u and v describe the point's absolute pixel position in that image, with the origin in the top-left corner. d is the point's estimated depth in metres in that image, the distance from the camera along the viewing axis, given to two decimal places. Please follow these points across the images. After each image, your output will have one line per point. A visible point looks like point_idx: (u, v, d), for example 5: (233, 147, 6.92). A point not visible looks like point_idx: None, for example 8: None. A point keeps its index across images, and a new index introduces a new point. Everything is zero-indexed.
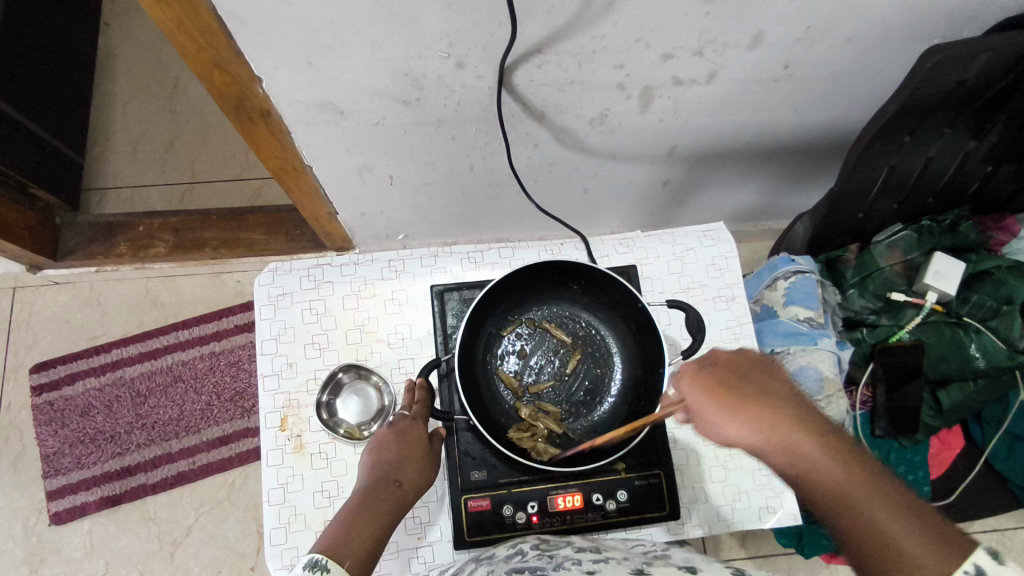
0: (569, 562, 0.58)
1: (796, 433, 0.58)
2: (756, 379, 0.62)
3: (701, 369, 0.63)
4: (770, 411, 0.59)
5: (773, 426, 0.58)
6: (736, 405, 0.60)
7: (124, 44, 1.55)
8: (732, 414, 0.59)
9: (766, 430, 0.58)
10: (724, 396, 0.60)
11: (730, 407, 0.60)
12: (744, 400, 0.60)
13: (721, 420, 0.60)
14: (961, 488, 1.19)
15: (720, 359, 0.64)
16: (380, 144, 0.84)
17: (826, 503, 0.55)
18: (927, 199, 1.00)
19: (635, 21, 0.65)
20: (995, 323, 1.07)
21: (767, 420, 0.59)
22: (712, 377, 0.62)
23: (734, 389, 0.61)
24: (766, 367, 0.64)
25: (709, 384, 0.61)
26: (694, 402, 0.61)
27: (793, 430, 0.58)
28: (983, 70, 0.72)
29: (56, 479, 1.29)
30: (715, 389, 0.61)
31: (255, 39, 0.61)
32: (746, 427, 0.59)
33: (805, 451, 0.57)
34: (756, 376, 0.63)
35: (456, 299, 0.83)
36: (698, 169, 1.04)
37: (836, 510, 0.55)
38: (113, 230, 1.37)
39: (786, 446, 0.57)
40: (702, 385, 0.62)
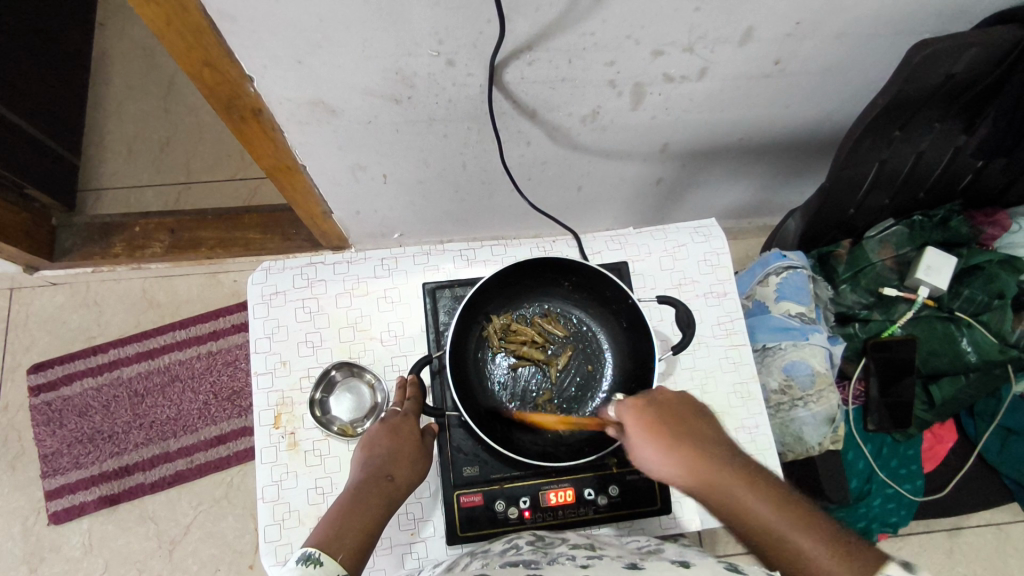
0: (563, 557, 0.59)
1: (725, 474, 0.58)
2: (686, 420, 0.63)
3: (643, 405, 0.63)
4: (700, 451, 0.60)
5: (699, 469, 0.59)
6: (672, 446, 0.60)
7: (119, 45, 1.56)
8: (669, 454, 0.60)
9: (702, 470, 0.58)
10: (661, 437, 0.61)
11: (664, 447, 0.60)
12: (680, 440, 0.61)
13: (657, 460, 0.61)
14: (955, 482, 1.19)
15: (660, 395, 0.65)
16: (373, 142, 0.84)
17: (762, 543, 0.54)
18: (919, 194, 1.00)
19: (625, 18, 0.65)
20: (986, 318, 1.08)
21: (699, 462, 0.59)
22: (649, 414, 0.63)
23: (670, 428, 0.62)
24: (698, 408, 0.65)
25: (648, 421, 0.62)
26: (634, 439, 0.62)
27: (721, 470, 0.58)
28: (971, 65, 0.72)
29: (55, 478, 1.29)
30: (653, 426, 0.62)
31: (245, 37, 0.61)
32: (681, 468, 0.59)
33: (737, 490, 0.57)
34: (685, 415, 0.63)
35: (448, 296, 0.84)
36: (690, 166, 1.04)
37: (772, 547, 0.54)
38: (109, 231, 1.37)
39: (717, 487, 0.57)
40: (641, 422, 0.62)
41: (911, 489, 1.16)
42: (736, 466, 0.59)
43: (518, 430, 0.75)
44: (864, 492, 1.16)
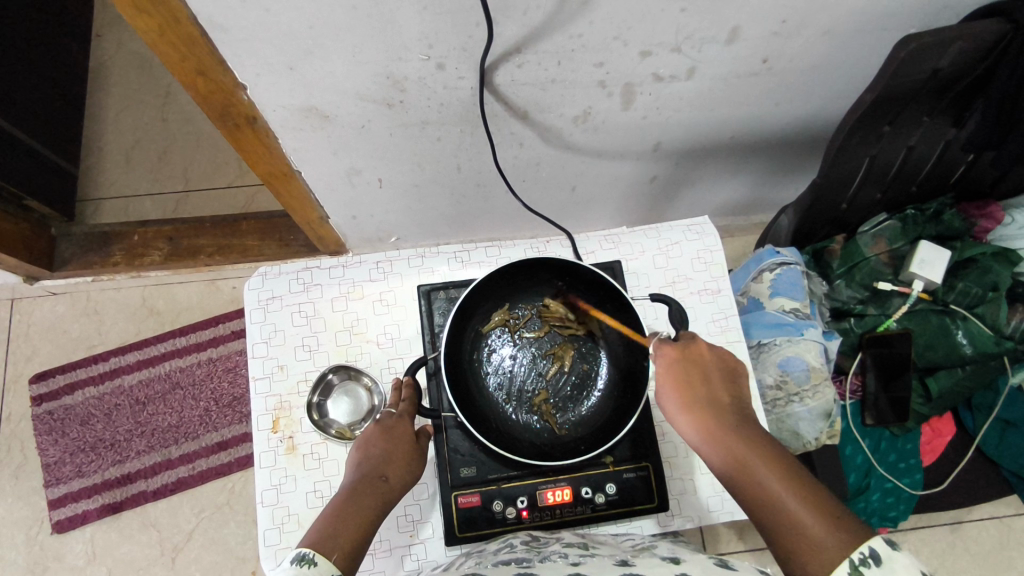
0: (555, 555, 0.59)
1: (733, 431, 0.60)
2: (715, 379, 0.65)
3: (673, 357, 0.66)
4: (718, 409, 0.62)
5: (707, 417, 0.61)
6: (689, 399, 0.63)
7: (116, 56, 1.57)
8: (684, 406, 0.63)
9: (712, 425, 0.61)
10: (681, 389, 0.64)
11: (684, 400, 0.63)
12: (700, 396, 0.63)
13: (674, 411, 0.64)
14: (954, 475, 1.20)
15: (698, 348, 0.67)
16: (367, 147, 0.85)
17: (748, 495, 0.56)
18: (911, 188, 1.01)
19: (612, 19, 0.66)
20: (981, 310, 1.08)
21: (709, 414, 0.61)
22: (680, 368, 0.65)
23: (697, 384, 0.64)
24: (731, 364, 0.67)
25: (674, 373, 0.65)
26: (659, 389, 0.66)
27: (731, 427, 0.60)
28: (957, 59, 0.73)
29: (58, 487, 1.30)
30: (677, 380, 0.65)
31: (236, 46, 0.62)
32: (692, 421, 0.62)
33: (740, 445, 0.58)
34: (721, 377, 0.65)
35: (442, 298, 0.83)
36: (683, 164, 1.05)
37: (756, 498, 0.55)
38: (109, 240, 1.38)
39: (721, 440, 0.59)
40: (667, 375, 0.65)
41: (910, 484, 1.17)
42: (751, 428, 0.60)
43: (513, 430, 0.75)
44: (863, 487, 1.16)
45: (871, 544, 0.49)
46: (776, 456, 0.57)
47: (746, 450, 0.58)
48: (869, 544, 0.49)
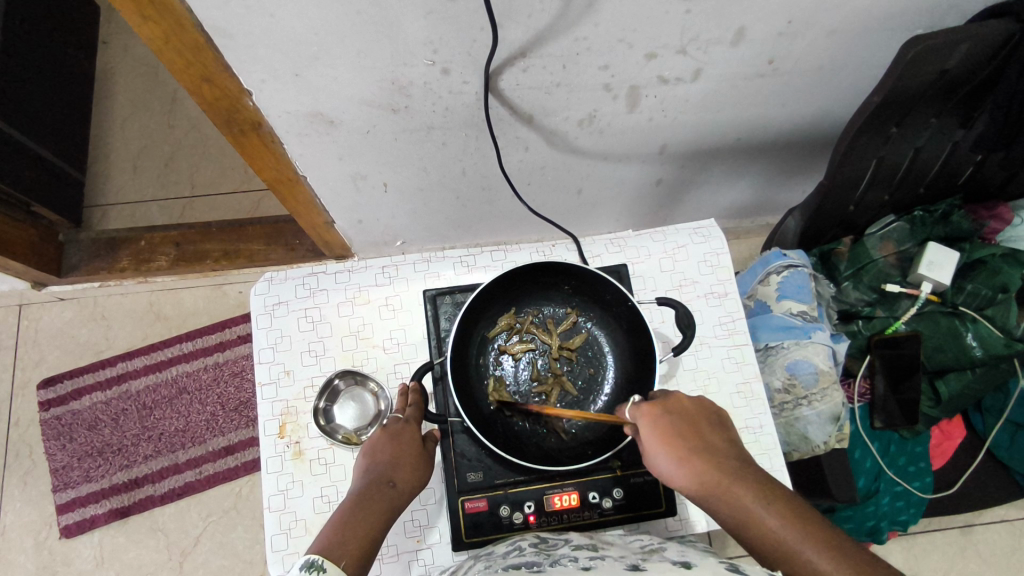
0: (565, 559, 0.59)
1: (733, 484, 0.58)
2: (706, 432, 0.63)
3: (657, 415, 0.64)
4: (716, 461, 0.60)
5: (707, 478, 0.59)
6: (685, 455, 0.61)
7: (122, 62, 1.58)
8: (679, 465, 0.61)
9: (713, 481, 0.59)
10: (673, 446, 0.62)
11: (677, 458, 0.61)
12: (695, 450, 0.61)
13: (672, 472, 0.61)
14: (964, 479, 1.18)
15: (678, 401, 0.66)
16: (372, 152, 0.85)
17: (771, 556, 0.53)
18: (919, 189, 1.00)
19: (617, 22, 0.66)
20: (991, 313, 1.06)
21: (708, 471, 0.59)
22: (667, 424, 0.63)
23: (689, 438, 0.62)
24: (710, 411, 0.66)
25: (663, 432, 0.63)
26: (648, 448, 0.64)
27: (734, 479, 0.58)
28: (966, 58, 0.72)
29: (66, 492, 1.30)
30: (668, 435, 0.62)
31: (242, 53, 0.62)
32: (694, 482, 0.59)
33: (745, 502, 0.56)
34: (709, 428, 0.64)
35: (448, 302, 0.84)
36: (689, 167, 1.05)
37: (778, 555, 0.53)
38: (115, 245, 1.39)
39: (729, 499, 0.57)
40: (652, 433, 0.63)
41: (920, 487, 1.16)
42: (748, 476, 0.58)
43: (519, 435, 0.76)
44: (872, 491, 1.15)
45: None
46: (786, 507, 0.55)
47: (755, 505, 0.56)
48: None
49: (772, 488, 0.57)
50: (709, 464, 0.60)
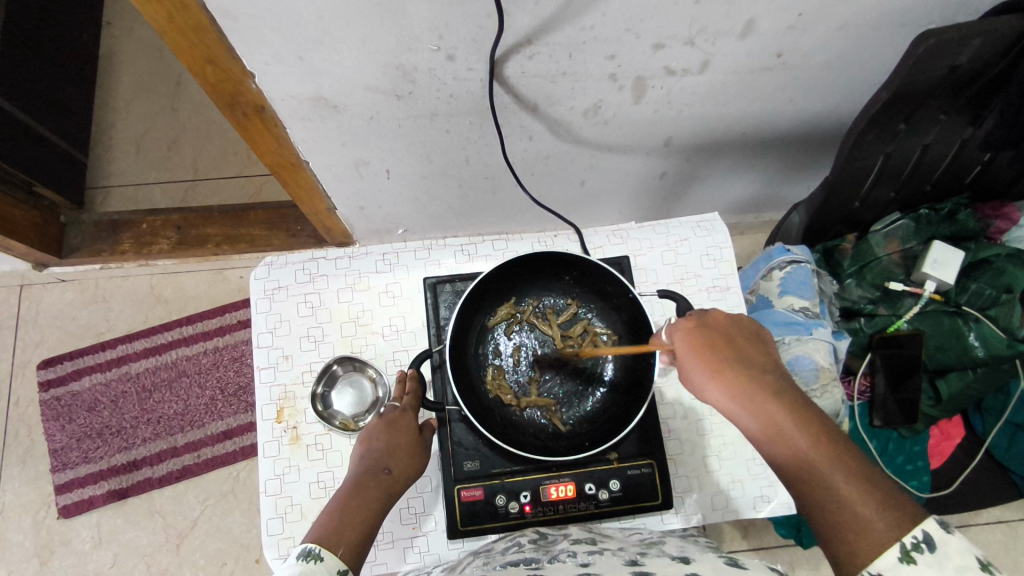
0: (564, 555, 0.59)
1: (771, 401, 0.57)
2: (744, 346, 0.62)
3: (694, 329, 0.63)
4: (754, 376, 0.59)
5: (748, 394, 0.58)
6: (720, 369, 0.60)
7: (126, 43, 1.57)
8: (714, 376, 0.60)
9: (748, 394, 0.58)
10: (709, 360, 0.61)
11: (712, 370, 0.60)
12: (730, 363, 0.60)
13: (704, 384, 0.60)
14: (961, 479, 1.18)
15: (714, 318, 0.64)
16: (376, 137, 0.84)
17: (794, 473, 0.54)
18: (925, 186, 0.99)
19: (624, 11, 0.65)
20: (994, 312, 1.06)
21: (745, 386, 0.58)
22: (702, 339, 0.62)
23: (725, 353, 0.61)
24: (749, 325, 0.64)
25: (699, 346, 0.62)
26: (682, 358, 0.63)
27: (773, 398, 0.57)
28: (977, 55, 0.71)
29: (65, 473, 1.31)
30: (701, 348, 0.62)
31: (245, 34, 0.61)
32: (728, 394, 0.59)
33: (784, 422, 0.56)
34: (747, 342, 0.62)
35: (449, 291, 0.82)
36: (695, 160, 1.04)
37: (800, 474, 0.54)
38: (117, 227, 1.39)
39: (766, 417, 0.57)
40: (692, 347, 0.62)
41: (917, 486, 1.16)
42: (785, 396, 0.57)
43: (517, 424, 0.75)
44: None
45: (923, 526, 0.48)
46: (819, 428, 0.55)
47: (791, 425, 0.55)
48: (921, 527, 0.48)
49: (811, 410, 0.56)
50: (751, 380, 0.59)
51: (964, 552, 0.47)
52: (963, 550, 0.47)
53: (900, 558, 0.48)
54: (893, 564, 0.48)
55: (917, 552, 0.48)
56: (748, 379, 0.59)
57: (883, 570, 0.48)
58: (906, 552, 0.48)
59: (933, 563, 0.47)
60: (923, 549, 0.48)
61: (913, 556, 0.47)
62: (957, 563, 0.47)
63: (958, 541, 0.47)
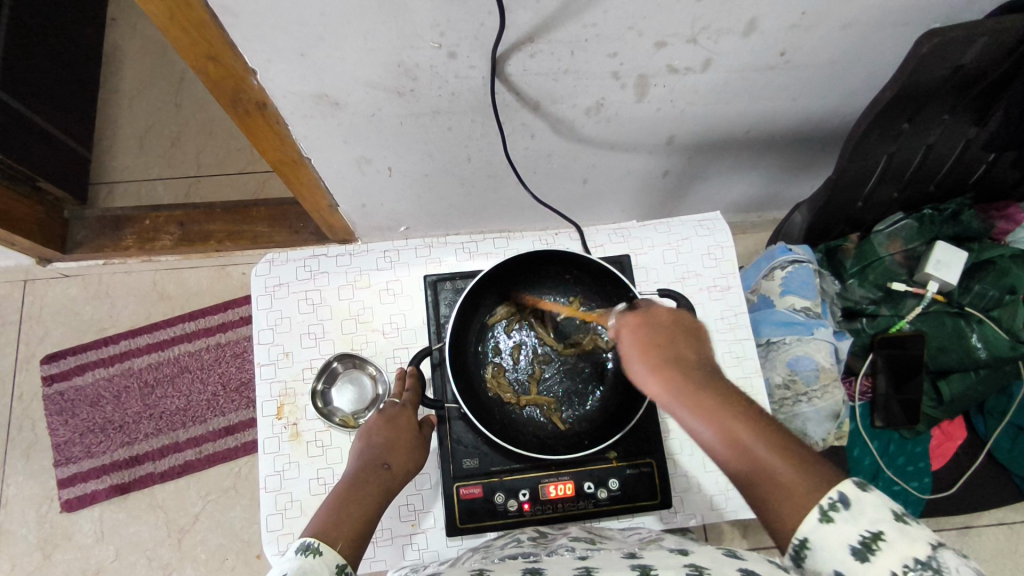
0: (562, 549, 0.60)
1: (707, 393, 0.56)
2: (681, 342, 0.61)
3: (639, 326, 0.62)
4: (690, 372, 0.58)
5: (684, 388, 0.56)
6: (659, 363, 0.59)
7: (130, 40, 1.57)
8: (653, 370, 0.58)
9: (685, 387, 0.56)
10: (649, 355, 0.59)
11: (653, 364, 0.59)
12: (668, 359, 0.59)
13: (646, 378, 0.59)
14: (962, 480, 1.18)
15: (658, 314, 0.63)
16: (377, 135, 0.84)
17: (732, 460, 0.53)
18: (929, 187, 0.99)
19: (626, 9, 0.65)
20: (997, 313, 1.06)
21: (682, 380, 0.57)
22: (646, 335, 0.61)
23: (665, 348, 0.60)
24: (689, 324, 0.63)
25: (641, 341, 0.61)
26: (627, 353, 0.62)
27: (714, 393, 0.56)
28: (982, 55, 0.70)
29: (67, 467, 1.31)
30: (644, 343, 0.61)
31: (246, 31, 0.61)
32: (667, 388, 0.57)
33: (720, 412, 0.54)
34: (685, 340, 0.61)
35: (449, 289, 0.82)
36: (697, 159, 1.04)
37: (742, 465, 0.52)
38: (121, 223, 1.39)
39: (708, 411, 0.54)
40: (635, 341, 0.61)
41: (917, 487, 1.16)
42: (721, 387, 0.56)
43: (517, 423, 0.75)
44: None
45: (840, 487, 0.49)
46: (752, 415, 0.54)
47: (732, 418, 0.54)
48: (840, 489, 0.49)
49: (748, 402, 0.55)
50: (688, 374, 0.57)
51: (878, 506, 0.48)
52: (877, 504, 0.48)
53: (819, 519, 0.48)
54: (814, 526, 0.48)
55: (834, 510, 0.48)
56: (686, 372, 0.57)
57: (807, 533, 0.49)
58: (824, 513, 0.48)
59: (849, 520, 0.47)
60: (839, 507, 0.48)
61: (831, 515, 0.48)
62: (872, 517, 0.47)
63: (872, 497, 0.48)
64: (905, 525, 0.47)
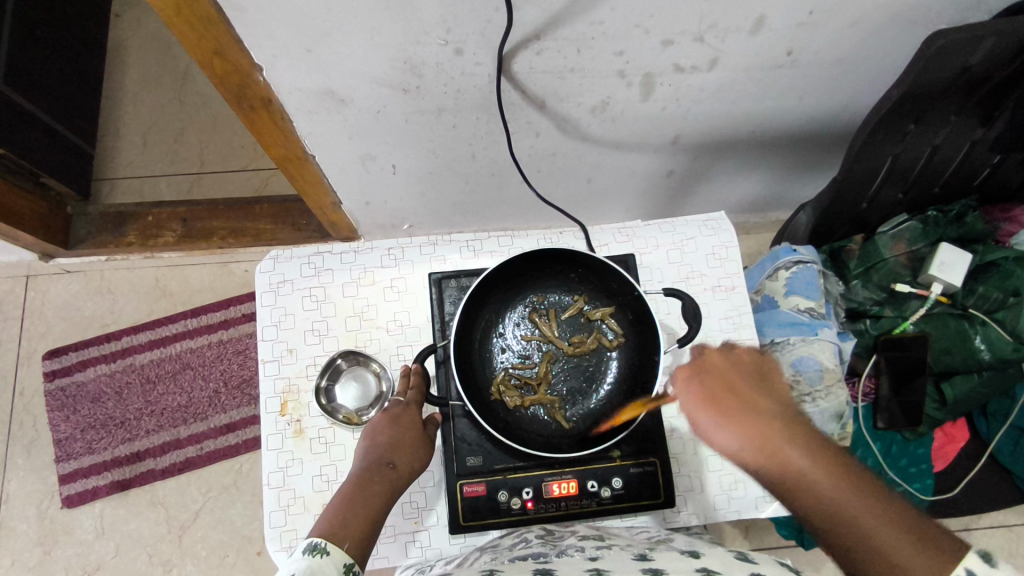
0: (572, 549, 0.60)
1: (785, 446, 0.57)
2: (747, 389, 0.62)
3: (696, 376, 0.64)
4: (762, 420, 0.59)
5: (758, 440, 0.58)
6: (728, 416, 0.60)
7: (134, 37, 1.57)
8: (723, 424, 0.60)
9: (758, 440, 0.58)
10: (715, 407, 0.61)
11: (721, 418, 0.60)
12: (737, 410, 0.60)
13: (715, 432, 0.60)
14: (964, 482, 1.18)
15: (713, 360, 0.65)
16: (382, 132, 0.84)
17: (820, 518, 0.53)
18: (934, 188, 0.99)
19: (634, 7, 0.65)
20: (1001, 315, 1.06)
21: (754, 433, 0.58)
22: (708, 387, 0.62)
23: (730, 399, 0.61)
24: (752, 366, 0.64)
25: (702, 393, 0.62)
26: (689, 409, 0.63)
27: (790, 441, 0.57)
28: (989, 56, 0.70)
29: (69, 463, 1.31)
30: (708, 397, 0.62)
31: (253, 26, 0.61)
32: (740, 440, 0.58)
33: (799, 466, 0.55)
34: (753, 385, 0.62)
35: (453, 286, 0.83)
36: (702, 158, 1.04)
37: (826, 516, 0.53)
38: (123, 219, 1.39)
39: (784, 462, 0.56)
40: (696, 393, 0.62)
41: (920, 488, 1.15)
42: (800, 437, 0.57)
43: (521, 421, 0.75)
44: None
45: (967, 563, 0.47)
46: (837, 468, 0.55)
47: (810, 468, 0.55)
48: (965, 565, 0.47)
49: (828, 451, 0.56)
50: (762, 426, 0.58)
51: None
52: None
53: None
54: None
55: None
56: (759, 425, 0.58)
57: None
58: None
59: None
60: None
61: None
62: None
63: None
64: None
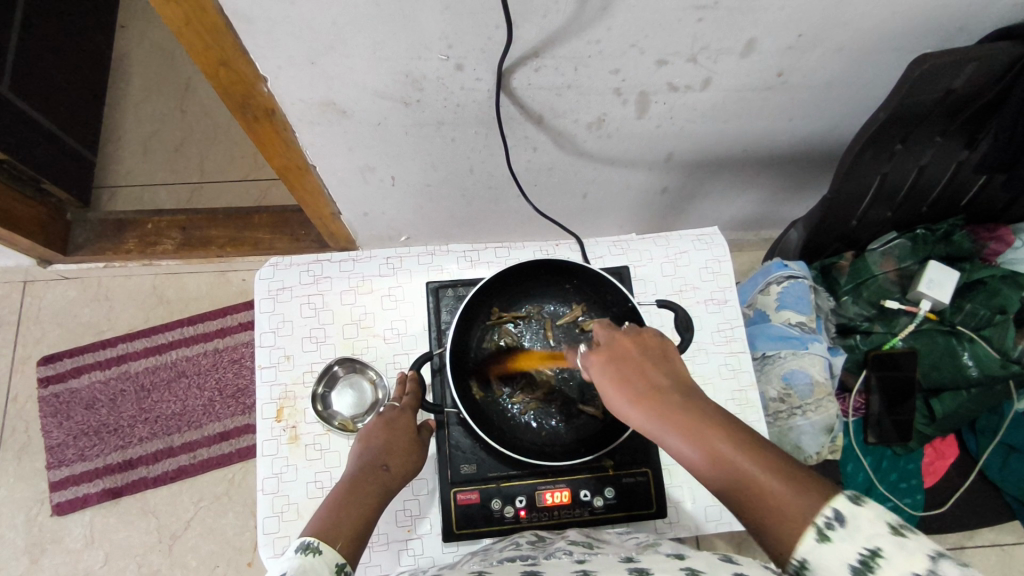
0: (560, 553, 0.60)
1: (701, 422, 0.52)
2: (654, 370, 0.57)
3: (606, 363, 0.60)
4: (667, 397, 0.54)
5: (671, 417, 0.53)
6: (638, 394, 0.55)
7: (137, 48, 1.59)
8: (635, 402, 0.55)
9: (674, 416, 0.53)
10: (626, 387, 0.57)
11: (632, 399, 0.55)
12: (646, 389, 0.56)
13: (627, 409, 0.56)
14: (954, 500, 1.19)
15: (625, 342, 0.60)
16: (381, 144, 0.86)
17: (736, 492, 0.49)
18: (921, 208, 1.01)
19: (630, 27, 0.67)
20: (988, 333, 1.08)
21: (668, 411, 0.53)
22: (617, 367, 0.58)
23: (640, 379, 0.57)
24: (656, 345, 0.60)
25: (612, 376, 0.58)
26: (605, 389, 0.58)
27: (700, 416, 0.52)
28: (972, 80, 0.73)
29: (60, 470, 1.31)
30: (618, 378, 0.58)
31: (260, 37, 0.63)
32: (655, 418, 0.54)
33: (715, 440, 0.50)
34: (657, 365, 0.58)
35: (450, 295, 0.84)
36: (695, 176, 1.06)
37: (738, 489, 0.49)
38: (123, 226, 1.39)
39: (696, 437, 0.51)
40: (607, 377, 0.59)
41: (911, 504, 1.16)
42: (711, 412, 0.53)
43: (515, 428, 0.76)
44: None
45: (834, 504, 0.46)
46: (749, 440, 0.50)
47: (722, 441, 0.50)
48: (832, 505, 0.46)
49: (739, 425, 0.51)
50: (672, 403, 0.54)
51: (876, 520, 0.45)
52: (873, 517, 0.45)
53: (817, 539, 0.45)
54: (811, 547, 0.45)
55: (831, 529, 0.45)
56: (670, 402, 0.54)
57: (806, 554, 0.46)
58: (821, 532, 0.45)
59: (845, 538, 0.44)
60: (835, 526, 0.45)
61: (828, 535, 0.45)
62: (871, 533, 0.44)
63: (869, 511, 0.45)
64: (904, 539, 0.44)
